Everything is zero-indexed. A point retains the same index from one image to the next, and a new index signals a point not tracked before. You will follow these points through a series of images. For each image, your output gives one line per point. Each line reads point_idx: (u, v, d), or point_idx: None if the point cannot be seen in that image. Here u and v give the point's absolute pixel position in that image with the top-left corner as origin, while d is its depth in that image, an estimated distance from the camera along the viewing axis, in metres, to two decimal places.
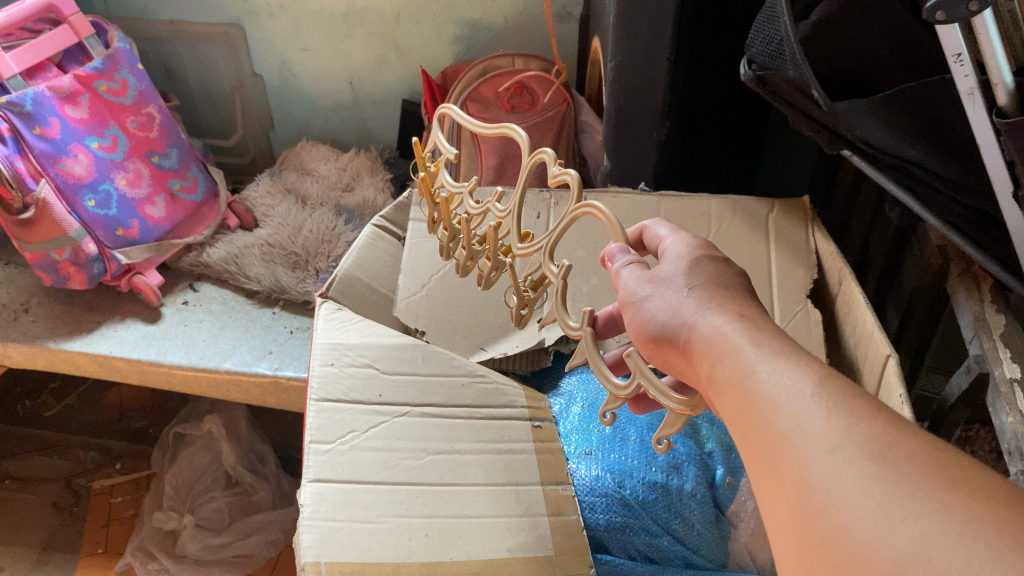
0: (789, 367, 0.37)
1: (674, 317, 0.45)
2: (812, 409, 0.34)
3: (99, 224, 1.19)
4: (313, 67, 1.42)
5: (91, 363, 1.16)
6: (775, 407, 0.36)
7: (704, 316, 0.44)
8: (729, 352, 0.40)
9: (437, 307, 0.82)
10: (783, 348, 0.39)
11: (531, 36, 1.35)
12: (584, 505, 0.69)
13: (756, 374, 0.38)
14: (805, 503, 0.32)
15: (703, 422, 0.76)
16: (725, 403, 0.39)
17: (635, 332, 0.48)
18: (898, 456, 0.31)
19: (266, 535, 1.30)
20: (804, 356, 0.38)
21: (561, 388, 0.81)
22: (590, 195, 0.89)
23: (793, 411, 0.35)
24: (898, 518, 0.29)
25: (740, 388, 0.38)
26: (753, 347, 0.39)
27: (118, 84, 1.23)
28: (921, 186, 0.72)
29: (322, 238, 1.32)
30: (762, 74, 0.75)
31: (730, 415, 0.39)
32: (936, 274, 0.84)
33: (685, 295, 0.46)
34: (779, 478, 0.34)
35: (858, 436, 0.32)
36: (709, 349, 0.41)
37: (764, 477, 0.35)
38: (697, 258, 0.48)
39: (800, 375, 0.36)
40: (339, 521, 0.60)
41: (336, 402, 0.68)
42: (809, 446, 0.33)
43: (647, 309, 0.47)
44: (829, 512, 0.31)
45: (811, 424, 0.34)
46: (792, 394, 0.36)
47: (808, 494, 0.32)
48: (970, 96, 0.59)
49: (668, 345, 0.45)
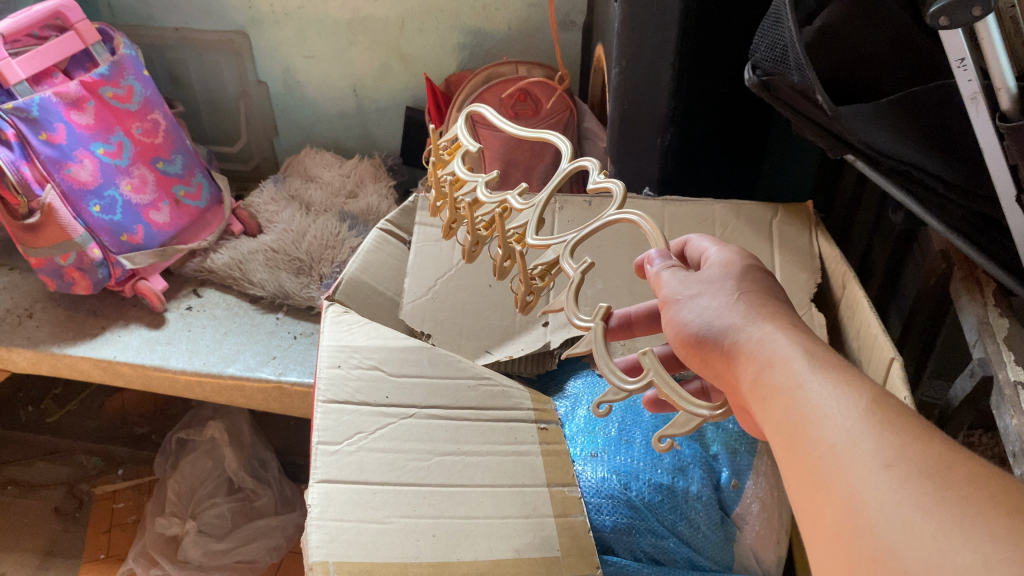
0: (841, 383, 0.37)
1: (720, 317, 0.46)
2: (866, 427, 0.34)
3: (104, 229, 1.19)
4: (317, 74, 1.43)
5: (95, 368, 1.16)
6: (826, 420, 0.36)
7: (755, 324, 0.44)
8: (781, 359, 0.41)
9: (443, 309, 0.83)
10: (836, 363, 0.39)
11: (535, 44, 1.36)
12: (590, 507, 0.69)
13: (808, 384, 0.38)
14: (853, 516, 0.32)
15: (708, 423, 0.76)
16: (772, 408, 0.39)
17: (675, 334, 0.48)
18: (957, 478, 0.31)
19: (269, 541, 1.29)
20: (857, 373, 0.38)
21: (566, 391, 0.82)
22: (594, 201, 0.90)
23: (845, 426, 0.35)
24: (954, 538, 0.29)
25: (791, 395, 0.39)
26: (805, 359, 0.40)
27: (124, 91, 1.23)
28: (925, 191, 0.73)
29: (326, 244, 1.33)
30: (766, 79, 0.76)
31: (776, 427, 0.39)
32: (940, 279, 0.84)
33: (732, 299, 0.46)
34: (828, 493, 0.34)
35: (914, 455, 0.32)
36: (759, 356, 0.42)
37: (810, 489, 0.35)
38: (745, 268, 0.49)
39: (854, 392, 0.37)
40: (348, 521, 0.60)
41: (344, 402, 0.69)
42: (862, 461, 0.33)
43: (690, 309, 0.48)
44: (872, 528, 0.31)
45: (866, 442, 0.34)
46: (847, 409, 0.36)
47: (858, 509, 0.32)
48: (973, 101, 0.59)
49: (711, 348, 0.46)
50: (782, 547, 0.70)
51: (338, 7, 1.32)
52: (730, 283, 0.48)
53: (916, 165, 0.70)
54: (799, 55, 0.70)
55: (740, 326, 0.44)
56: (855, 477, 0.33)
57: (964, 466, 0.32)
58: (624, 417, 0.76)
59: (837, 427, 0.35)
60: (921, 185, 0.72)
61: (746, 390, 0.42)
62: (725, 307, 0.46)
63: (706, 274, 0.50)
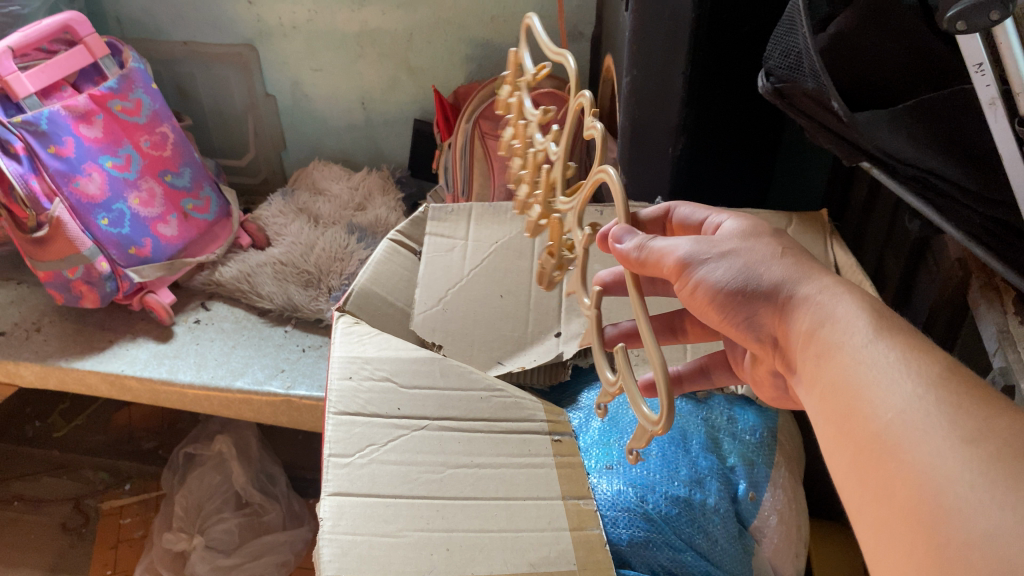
0: (908, 353, 0.37)
1: (761, 272, 0.46)
2: (942, 404, 0.34)
3: (113, 242, 1.19)
4: (325, 87, 1.43)
5: (103, 382, 1.15)
6: (893, 385, 0.36)
7: (805, 280, 0.45)
8: (842, 317, 0.41)
9: (454, 320, 0.82)
10: (900, 336, 0.39)
11: (543, 56, 1.35)
12: (606, 520, 0.67)
13: (873, 346, 0.38)
14: (935, 495, 0.31)
15: (725, 434, 0.74)
16: (835, 364, 0.39)
17: (709, 297, 0.48)
18: None
19: (276, 557, 1.27)
20: (924, 344, 0.38)
21: (580, 402, 0.80)
22: (605, 210, 0.89)
23: (913, 393, 0.35)
24: None
25: (856, 355, 0.39)
26: (868, 318, 0.40)
27: (132, 104, 1.24)
28: (942, 199, 0.71)
29: (335, 256, 1.32)
30: (780, 87, 0.75)
31: (835, 388, 0.39)
32: (957, 287, 0.83)
33: (764, 253, 0.47)
34: (899, 463, 0.33)
35: (1000, 431, 0.31)
36: (820, 311, 0.43)
37: (875, 454, 0.35)
38: (755, 222, 0.51)
39: (925, 360, 0.36)
40: (360, 535, 0.59)
41: (355, 415, 0.68)
42: (942, 434, 0.32)
43: (721, 269, 0.48)
44: (944, 497, 0.31)
45: (936, 411, 0.33)
46: (915, 376, 0.36)
47: (941, 488, 0.31)
48: (992, 106, 0.58)
49: (755, 305, 0.46)
50: (799, 559, 0.71)
51: (347, 20, 1.33)
52: (754, 238, 0.49)
53: (933, 171, 0.69)
54: (813, 62, 0.69)
55: (788, 278, 0.45)
56: (922, 442, 0.33)
57: None
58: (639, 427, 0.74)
59: (904, 391, 0.35)
60: (938, 192, 0.71)
61: (805, 346, 0.43)
62: (761, 259, 0.47)
63: (720, 235, 0.50)
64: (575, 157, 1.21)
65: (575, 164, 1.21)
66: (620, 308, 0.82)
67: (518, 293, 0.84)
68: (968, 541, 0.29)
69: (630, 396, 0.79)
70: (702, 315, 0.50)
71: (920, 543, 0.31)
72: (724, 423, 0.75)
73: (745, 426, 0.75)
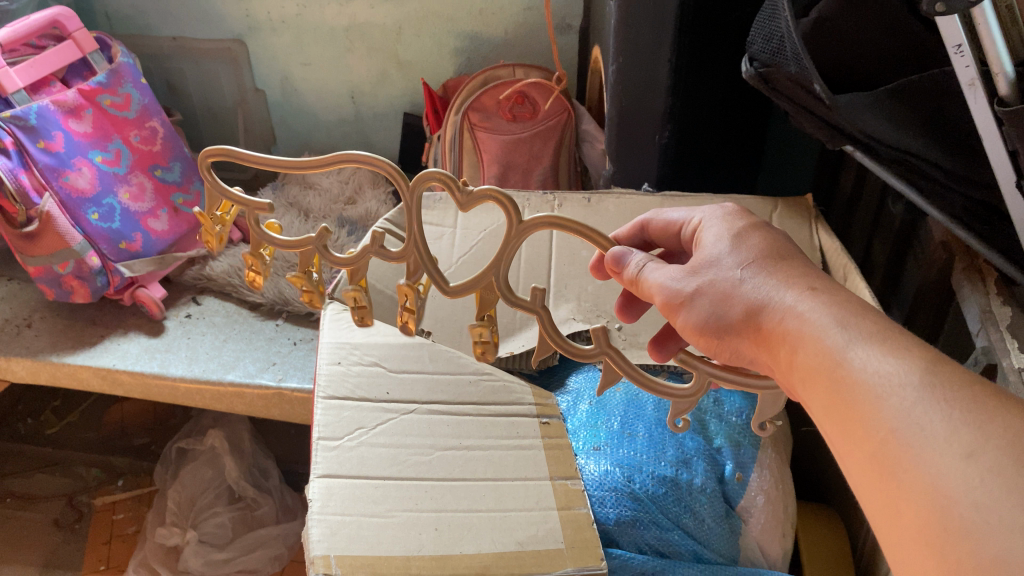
0: (891, 358, 0.38)
1: (731, 299, 0.49)
2: (934, 415, 0.35)
3: (103, 237, 1.19)
4: (314, 81, 1.43)
5: (94, 377, 1.15)
6: (883, 401, 0.37)
7: (776, 297, 0.47)
8: (812, 335, 0.43)
9: (443, 307, 0.82)
10: (885, 340, 0.40)
11: (531, 48, 1.36)
12: (594, 500, 0.68)
13: (852, 358, 0.40)
14: (942, 513, 0.32)
15: (711, 416, 0.75)
16: (820, 386, 0.41)
17: (692, 326, 0.52)
18: None
19: (269, 550, 1.27)
20: (903, 342, 0.39)
21: (569, 385, 0.80)
22: (593, 197, 0.89)
23: (904, 407, 0.36)
24: None
25: (836, 373, 0.40)
26: (839, 328, 0.42)
27: (121, 99, 1.24)
28: (923, 180, 0.72)
29: (325, 249, 1.33)
30: (764, 71, 0.76)
31: (828, 406, 0.41)
32: (941, 270, 0.84)
33: (734, 278, 0.50)
34: (904, 483, 0.34)
35: (993, 440, 0.32)
36: (788, 334, 0.45)
37: (881, 473, 0.36)
38: (732, 237, 0.53)
39: (907, 366, 0.37)
40: (349, 515, 0.60)
41: (344, 398, 0.68)
42: (940, 451, 0.33)
43: (697, 304, 0.51)
44: (951, 515, 0.32)
45: (932, 426, 0.34)
46: (903, 386, 0.37)
47: (947, 508, 0.32)
48: (971, 87, 0.59)
49: (733, 331, 0.49)
50: (787, 540, 0.70)
51: (335, 14, 1.33)
52: (728, 261, 0.51)
53: (916, 153, 0.69)
54: (795, 46, 0.70)
55: (756, 301, 0.48)
56: (925, 460, 0.34)
57: None
58: (626, 409, 0.75)
59: (894, 408, 0.36)
60: (919, 173, 0.72)
61: (785, 368, 0.45)
62: (730, 286, 0.50)
63: (699, 260, 0.53)
64: (563, 148, 1.21)
65: (563, 154, 1.21)
66: (607, 293, 0.83)
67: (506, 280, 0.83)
68: (981, 565, 0.30)
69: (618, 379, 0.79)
70: (700, 346, 0.53)
71: (934, 563, 0.32)
72: (712, 405, 0.76)
73: (730, 408, 0.76)
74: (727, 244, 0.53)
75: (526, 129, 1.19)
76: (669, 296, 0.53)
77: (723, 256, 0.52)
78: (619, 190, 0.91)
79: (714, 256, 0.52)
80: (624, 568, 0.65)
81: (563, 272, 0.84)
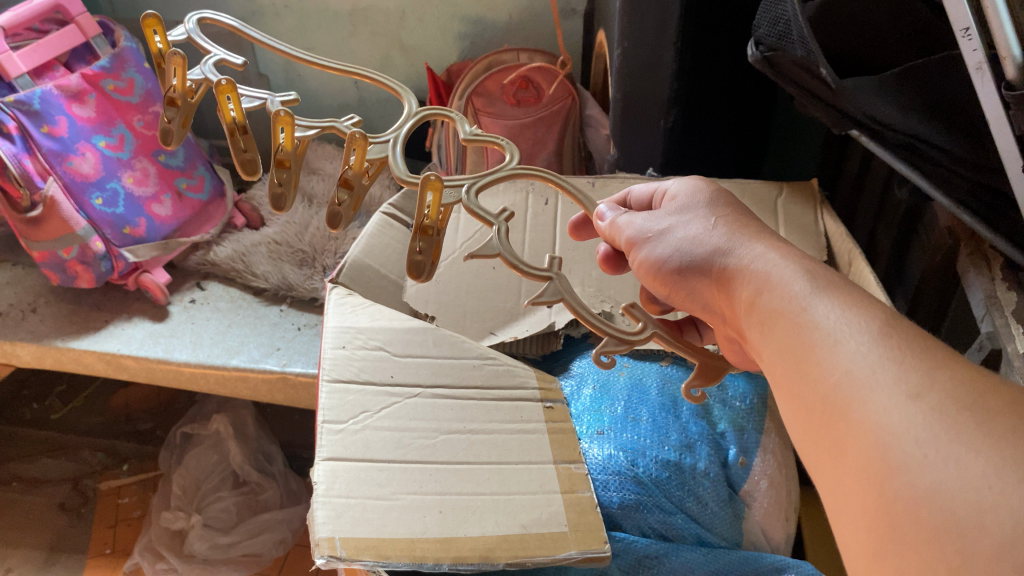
0: (850, 309, 0.38)
1: (698, 242, 0.51)
2: (886, 360, 0.35)
3: (107, 222, 1.19)
4: (318, 66, 1.43)
5: (99, 361, 1.16)
6: (837, 345, 0.37)
7: (741, 246, 0.48)
8: (774, 281, 0.43)
9: (446, 292, 0.82)
10: (847, 295, 0.40)
11: (536, 33, 1.35)
12: (597, 484, 0.69)
13: (812, 305, 0.40)
14: (884, 449, 0.32)
15: (715, 401, 0.75)
16: (776, 330, 0.41)
17: (652, 266, 0.53)
18: (995, 408, 0.31)
19: (275, 534, 1.29)
20: (865, 299, 0.39)
21: (572, 370, 0.80)
22: (597, 181, 0.89)
23: (857, 350, 0.36)
24: (1011, 481, 0.28)
25: (794, 319, 0.40)
26: (803, 280, 0.42)
27: (125, 83, 1.23)
28: (930, 165, 0.72)
29: (329, 235, 1.33)
30: (770, 55, 0.75)
31: (781, 351, 0.40)
32: (946, 255, 0.84)
33: (704, 226, 0.51)
34: (847, 423, 0.34)
35: (943, 385, 0.32)
36: (751, 277, 0.45)
37: (825, 414, 0.36)
38: (705, 193, 0.55)
39: (865, 317, 0.37)
40: (353, 498, 0.60)
41: (349, 382, 0.68)
42: (888, 393, 0.33)
43: (662, 246, 0.53)
44: (893, 452, 0.32)
45: (881, 367, 0.34)
46: (859, 333, 0.37)
47: (889, 446, 0.32)
48: (979, 71, 0.58)
49: (696, 274, 0.50)
50: (790, 524, 0.71)
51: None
52: (698, 215, 0.53)
53: (921, 139, 0.69)
54: (801, 29, 0.69)
55: (720, 246, 0.49)
56: (873, 401, 0.34)
57: (998, 396, 0.31)
58: (630, 393, 0.75)
59: (846, 349, 0.36)
60: (926, 159, 0.71)
61: (743, 311, 0.45)
62: (698, 233, 0.51)
63: (672, 210, 0.55)
64: (567, 133, 1.21)
65: (567, 140, 1.21)
66: (611, 279, 0.82)
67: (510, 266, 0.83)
68: (920, 497, 0.30)
69: (623, 362, 0.79)
70: (655, 290, 0.54)
71: (871, 501, 0.32)
72: (715, 390, 0.76)
73: (734, 392, 0.76)
74: (697, 198, 0.55)
75: (529, 113, 1.18)
76: (636, 238, 0.54)
77: (695, 207, 0.54)
78: (625, 175, 0.91)
79: (687, 207, 0.54)
80: (627, 552, 0.66)
81: (567, 257, 0.84)
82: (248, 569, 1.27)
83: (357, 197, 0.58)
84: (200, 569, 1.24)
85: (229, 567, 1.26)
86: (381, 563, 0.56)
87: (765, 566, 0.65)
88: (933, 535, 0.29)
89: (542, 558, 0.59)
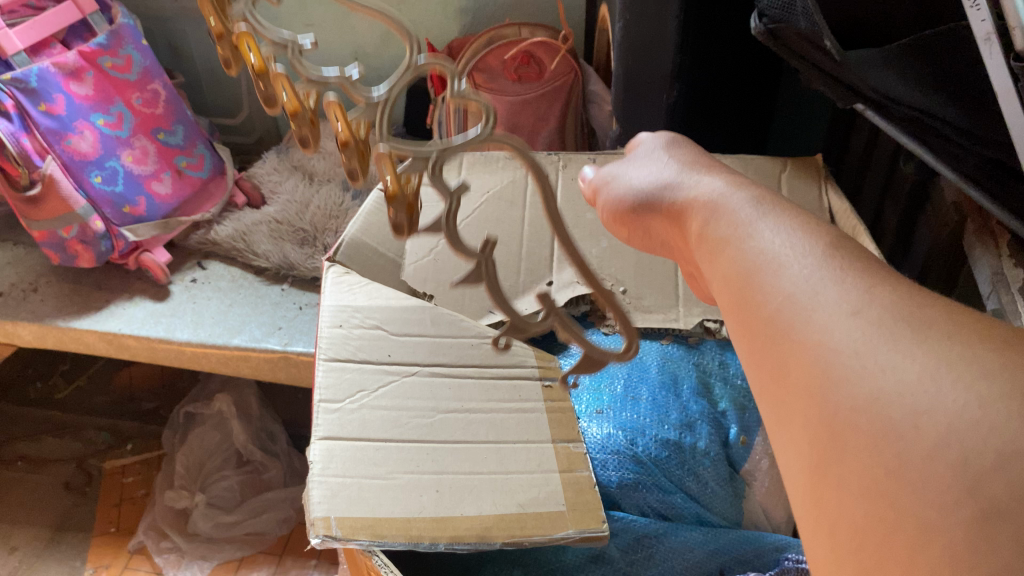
0: (795, 238, 0.40)
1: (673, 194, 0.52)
2: (828, 280, 0.36)
3: (106, 200, 1.18)
4: (317, 43, 1.41)
5: (100, 341, 1.16)
6: (781, 270, 0.38)
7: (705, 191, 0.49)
8: (727, 218, 0.45)
9: (445, 270, 0.82)
10: (795, 223, 0.41)
11: (538, 7, 1.33)
12: (595, 463, 0.68)
13: (760, 237, 0.41)
14: (823, 363, 0.33)
15: (716, 379, 0.74)
16: (724, 262, 0.42)
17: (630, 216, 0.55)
18: (928, 323, 0.32)
19: (277, 513, 1.29)
20: (813, 227, 0.41)
21: (571, 348, 0.80)
22: (598, 157, 0.87)
23: (800, 273, 0.37)
24: (944, 382, 0.30)
25: (740, 251, 0.41)
26: (756, 215, 0.43)
27: (122, 60, 1.21)
28: (937, 140, 0.69)
29: (329, 213, 1.31)
30: (774, 27, 0.70)
31: (728, 281, 0.42)
32: (953, 232, 0.82)
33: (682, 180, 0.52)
34: (787, 339, 0.36)
35: (879, 301, 0.34)
36: (708, 215, 0.47)
37: (766, 333, 0.37)
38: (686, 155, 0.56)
39: (809, 242, 0.39)
40: (349, 477, 0.59)
41: (345, 361, 0.67)
42: (827, 308, 0.35)
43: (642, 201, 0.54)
44: (832, 362, 0.33)
45: (823, 287, 0.36)
46: (805, 257, 0.38)
47: (827, 357, 0.33)
48: (987, 42, 0.56)
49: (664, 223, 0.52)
50: (791, 503, 0.71)
51: None
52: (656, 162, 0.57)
53: (930, 112, 0.66)
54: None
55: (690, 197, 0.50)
56: (814, 316, 0.35)
57: (930, 310, 0.33)
58: (630, 372, 0.74)
59: (790, 268, 0.38)
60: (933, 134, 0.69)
61: (697, 247, 0.47)
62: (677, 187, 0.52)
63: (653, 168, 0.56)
64: (570, 109, 1.19)
65: (571, 115, 1.19)
66: (612, 257, 0.81)
67: (509, 244, 0.82)
68: (856, 406, 0.32)
69: (623, 341, 0.77)
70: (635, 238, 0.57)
71: (811, 413, 0.33)
72: (716, 367, 0.75)
73: (736, 371, 0.75)
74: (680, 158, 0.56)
75: (531, 90, 1.16)
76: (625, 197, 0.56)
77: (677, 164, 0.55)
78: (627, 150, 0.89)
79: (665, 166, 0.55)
80: (625, 531, 0.65)
81: (567, 235, 0.83)
82: (252, 549, 1.27)
83: (312, 122, 0.54)
84: (205, 547, 1.26)
85: (233, 546, 1.27)
86: (377, 542, 0.56)
87: (767, 545, 0.65)
88: (868, 440, 0.31)
89: (539, 538, 0.59)
